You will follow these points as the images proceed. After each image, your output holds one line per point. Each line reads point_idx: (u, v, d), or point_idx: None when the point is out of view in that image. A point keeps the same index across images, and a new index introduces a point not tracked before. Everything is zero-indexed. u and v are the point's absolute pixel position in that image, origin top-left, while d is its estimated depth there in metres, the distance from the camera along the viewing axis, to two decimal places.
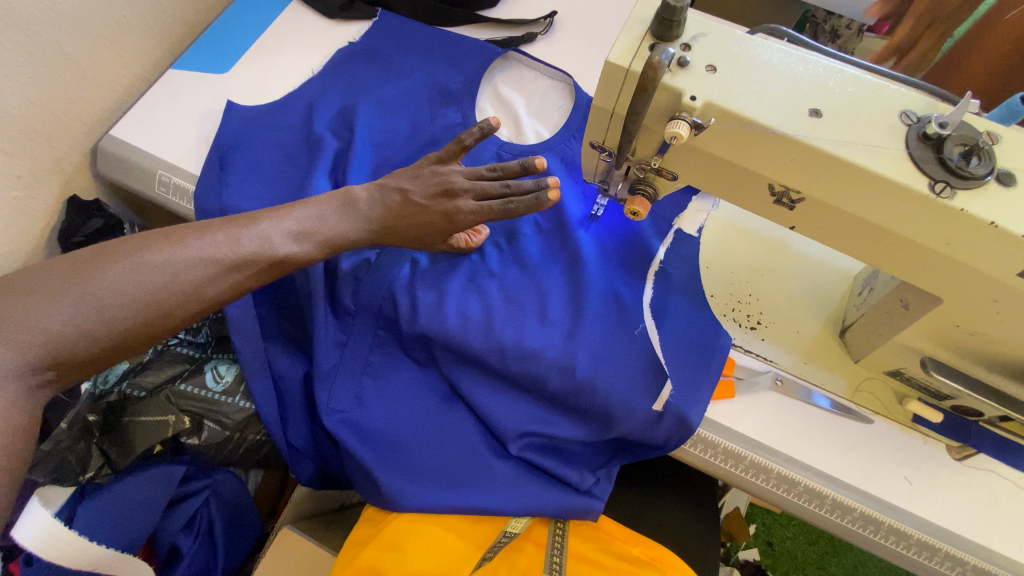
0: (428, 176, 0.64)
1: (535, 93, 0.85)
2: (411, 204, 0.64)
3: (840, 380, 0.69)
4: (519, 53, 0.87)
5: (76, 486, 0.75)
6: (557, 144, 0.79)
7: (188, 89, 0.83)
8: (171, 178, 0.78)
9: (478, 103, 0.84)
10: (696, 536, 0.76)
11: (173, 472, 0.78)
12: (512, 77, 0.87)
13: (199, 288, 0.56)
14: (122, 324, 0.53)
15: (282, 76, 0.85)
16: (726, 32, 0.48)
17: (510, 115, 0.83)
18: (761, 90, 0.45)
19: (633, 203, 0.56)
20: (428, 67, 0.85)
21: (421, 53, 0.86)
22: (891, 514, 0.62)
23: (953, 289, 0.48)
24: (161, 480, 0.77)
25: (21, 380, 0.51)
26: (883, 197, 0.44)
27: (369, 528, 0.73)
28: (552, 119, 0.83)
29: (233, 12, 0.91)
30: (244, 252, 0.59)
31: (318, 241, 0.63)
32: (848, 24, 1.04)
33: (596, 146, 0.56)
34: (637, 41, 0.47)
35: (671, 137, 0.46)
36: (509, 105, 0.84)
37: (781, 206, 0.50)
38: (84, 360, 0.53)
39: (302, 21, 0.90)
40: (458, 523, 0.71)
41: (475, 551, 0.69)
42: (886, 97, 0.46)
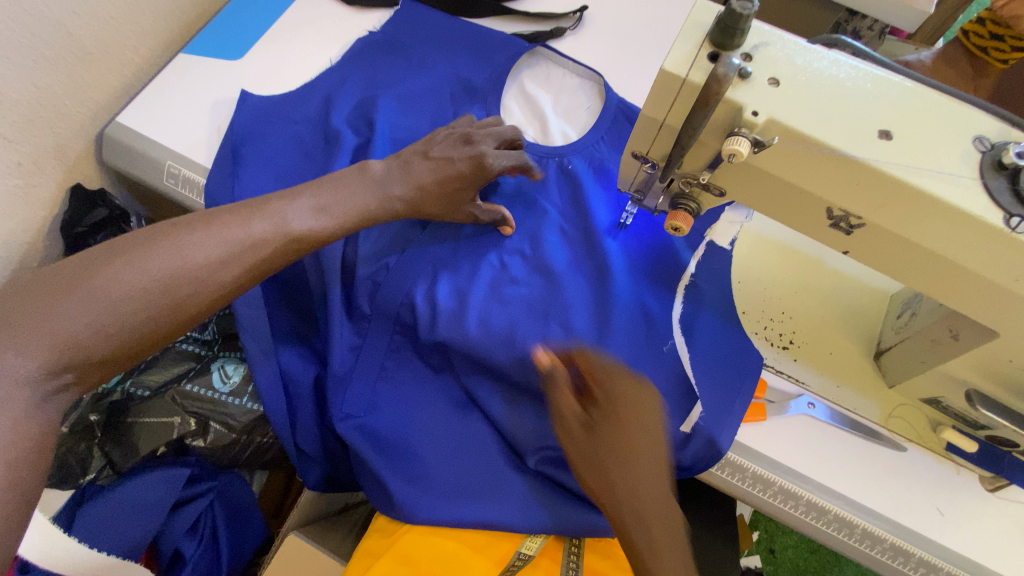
0: (441, 138, 0.68)
1: (563, 92, 0.82)
2: (434, 163, 0.66)
3: (873, 405, 0.67)
4: (547, 48, 0.83)
5: (75, 491, 0.72)
6: (586, 147, 0.76)
7: (200, 75, 0.79)
8: (180, 169, 0.74)
9: (503, 100, 0.80)
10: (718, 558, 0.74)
11: (175, 475, 0.75)
12: (539, 74, 0.83)
13: (215, 272, 0.53)
14: (139, 316, 0.50)
15: (299, 65, 0.81)
16: (790, 42, 0.45)
17: (536, 113, 0.80)
18: (827, 108, 0.42)
19: (676, 219, 0.54)
20: (452, 61, 0.81)
21: (444, 45, 0.83)
22: (924, 547, 0.60)
23: (1013, 324, 0.46)
24: (162, 484, 0.74)
25: (34, 387, 0.47)
26: (953, 227, 0.42)
27: (380, 539, 0.71)
28: (580, 120, 0.80)
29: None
30: (258, 232, 0.56)
31: (336, 216, 0.61)
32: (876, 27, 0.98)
33: (638, 156, 0.52)
34: (695, 49, 0.44)
35: (729, 155, 0.43)
36: (536, 105, 0.80)
37: (836, 230, 0.47)
38: (103, 358, 0.50)
39: (321, 7, 0.86)
40: (475, 539, 0.69)
41: (494, 568, 0.67)
42: (960, 119, 0.43)
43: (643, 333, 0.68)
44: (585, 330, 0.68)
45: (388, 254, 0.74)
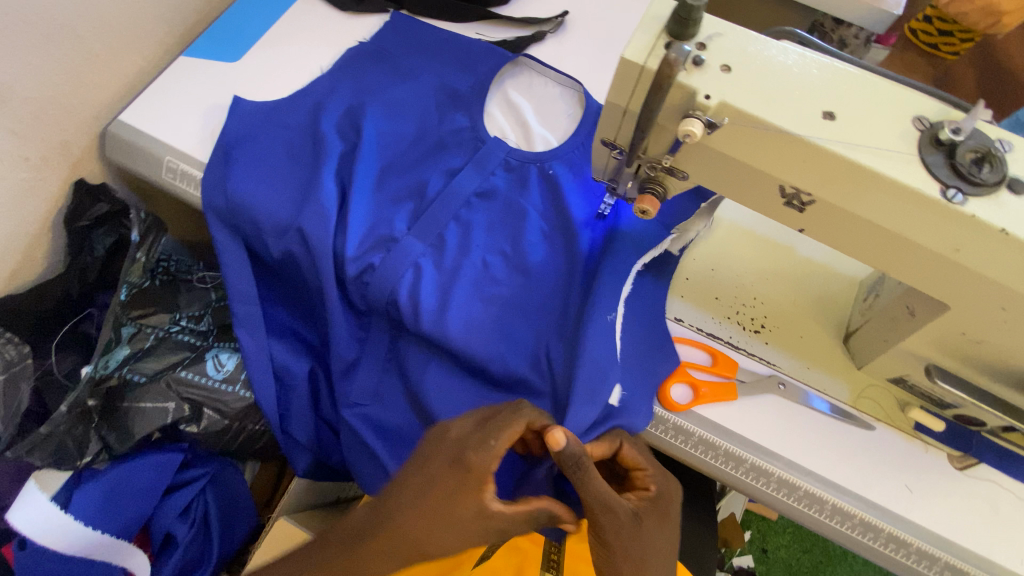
0: None
1: (543, 101, 0.85)
2: None
3: (843, 386, 0.69)
4: (529, 59, 0.86)
5: (72, 472, 0.74)
6: (566, 152, 0.78)
7: (200, 76, 0.83)
8: (179, 164, 0.78)
9: (486, 108, 0.83)
10: (694, 537, 0.76)
11: (171, 459, 0.78)
12: (521, 83, 0.86)
13: None
14: None
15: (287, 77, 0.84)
16: (742, 32, 0.48)
17: (518, 121, 0.82)
18: (776, 91, 0.46)
19: (644, 202, 0.56)
20: (439, 62, 0.86)
21: (433, 48, 0.87)
22: (892, 522, 0.62)
23: (961, 294, 0.48)
24: (158, 467, 0.78)
25: None
26: (895, 201, 0.44)
27: None
28: (561, 128, 0.82)
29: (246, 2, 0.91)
30: None
31: None
32: (856, 34, 1.04)
33: (607, 143, 0.55)
34: (653, 39, 0.47)
35: (685, 136, 0.47)
36: (517, 111, 0.83)
37: (791, 208, 0.50)
38: None
39: (315, 13, 0.91)
40: None
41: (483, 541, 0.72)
42: (901, 100, 0.46)
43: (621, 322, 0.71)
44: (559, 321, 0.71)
45: (377, 247, 0.75)
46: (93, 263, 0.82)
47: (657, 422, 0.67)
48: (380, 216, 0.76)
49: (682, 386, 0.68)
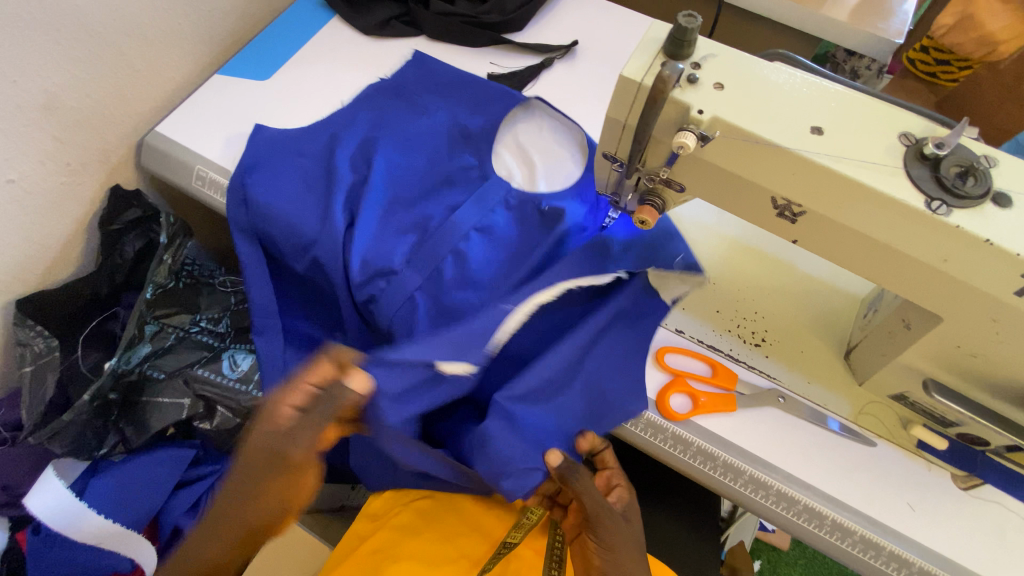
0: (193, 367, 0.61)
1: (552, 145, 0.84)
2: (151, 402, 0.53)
3: (844, 401, 0.69)
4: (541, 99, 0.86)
5: (89, 462, 0.77)
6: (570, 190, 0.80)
7: (232, 93, 0.89)
8: (207, 173, 0.83)
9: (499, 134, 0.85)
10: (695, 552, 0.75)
11: (184, 455, 0.81)
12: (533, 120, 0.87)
13: None
14: None
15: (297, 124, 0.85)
16: (736, 54, 0.51)
17: (524, 161, 0.83)
18: (767, 108, 0.48)
19: (642, 212, 0.58)
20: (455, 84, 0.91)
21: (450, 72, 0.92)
22: (894, 540, 0.61)
23: (953, 306, 0.49)
24: (171, 462, 0.80)
25: None
26: (883, 211, 0.46)
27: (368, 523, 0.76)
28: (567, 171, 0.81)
29: (277, 27, 0.97)
30: None
31: None
32: (868, 65, 1.07)
33: (608, 156, 0.58)
34: (650, 58, 0.51)
35: (678, 147, 0.49)
36: (523, 159, 0.83)
37: (783, 219, 0.52)
38: None
39: (341, 37, 0.96)
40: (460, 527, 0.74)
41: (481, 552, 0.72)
42: (888, 117, 0.48)
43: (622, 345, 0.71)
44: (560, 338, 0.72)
45: (378, 270, 0.77)
46: (124, 264, 0.87)
47: (657, 431, 0.68)
48: (382, 242, 0.78)
49: (680, 396, 0.69)
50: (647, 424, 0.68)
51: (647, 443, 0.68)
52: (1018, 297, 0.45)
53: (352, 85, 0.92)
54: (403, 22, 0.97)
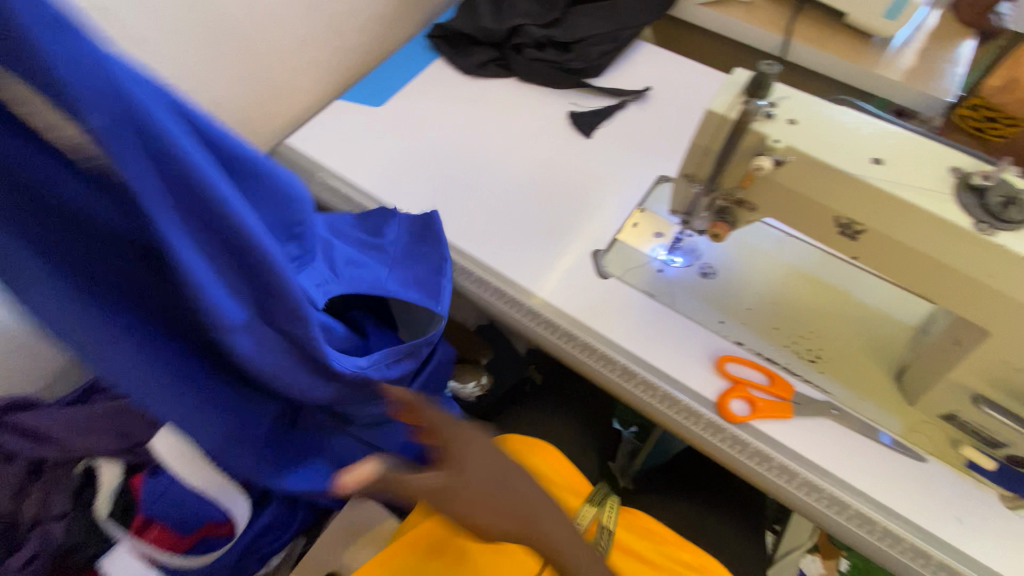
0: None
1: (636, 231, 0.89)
2: None
3: (895, 419, 0.74)
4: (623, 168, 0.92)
5: None
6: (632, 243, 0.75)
7: (350, 115, 1.05)
8: (326, 179, 0.97)
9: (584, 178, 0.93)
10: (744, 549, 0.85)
11: None
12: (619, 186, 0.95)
13: None
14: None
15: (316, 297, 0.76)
16: (807, 97, 0.61)
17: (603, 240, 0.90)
18: (835, 141, 0.57)
19: (716, 227, 0.70)
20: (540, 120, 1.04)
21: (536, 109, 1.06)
22: (943, 550, 0.64)
23: (1000, 321, 0.55)
24: None
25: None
26: (935, 230, 0.54)
27: None
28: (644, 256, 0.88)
29: (389, 63, 1.14)
30: None
31: None
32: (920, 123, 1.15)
33: (688, 178, 0.68)
34: (733, 97, 0.61)
35: (756, 169, 0.59)
36: (622, 221, 0.92)
37: (845, 237, 0.60)
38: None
39: (442, 74, 1.12)
40: None
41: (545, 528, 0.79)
42: (941, 155, 0.56)
43: (686, 346, 0.80)
44: (627, 337, 0.81)
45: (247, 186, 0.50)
46: None
47: (716, 431, 0.74)
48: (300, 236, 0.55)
49: (738, 400, 0.75)
50: (708, 424, 0.74)
51: (699, 438, 0.74)
52: None
53: (450, 113, 1.06)
54: (498, 65, 1.12)
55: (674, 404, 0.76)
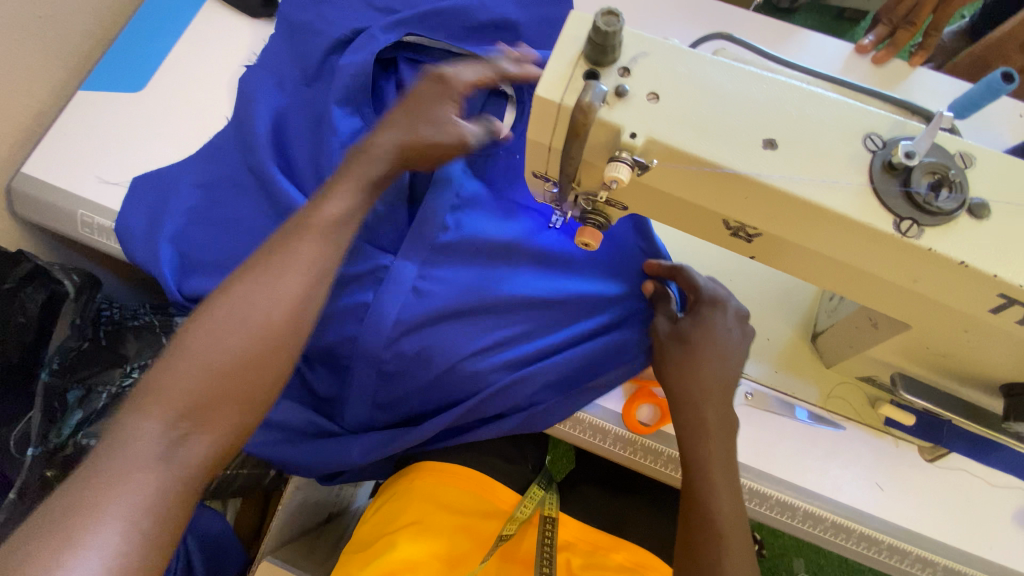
0: None
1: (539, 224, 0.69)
2: None
3: (812, 387, 0.67)
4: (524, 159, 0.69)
5: None
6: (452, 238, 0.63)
7: (107, 112, 0.79)
8: (93, 218, 0.74)
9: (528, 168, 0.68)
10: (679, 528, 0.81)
11: None
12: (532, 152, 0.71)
13: None
14: None
15: (141, 444, 0.44)
16: (671, 48, 0.42)
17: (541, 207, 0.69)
18: (710, 120, 0.41)
19: (584, 234, 0.51)
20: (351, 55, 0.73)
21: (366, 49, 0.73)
22: (863, 523, 0.62)
23: (922, 318, 0.45)
24: None
25: None
26: (848, 235, 0.40)
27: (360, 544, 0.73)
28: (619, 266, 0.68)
29: (131, 37, 0.84)
30: None
31: None
32: None
33: (539, 176, 0.50)
34: (570, 67, 0.42)
35: (612, 181, 0.41)
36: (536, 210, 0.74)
37: (737, 238, 0.46)
38: None
39: (220, 35, 0.84)
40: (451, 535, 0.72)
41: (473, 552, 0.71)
42: (850, 117, 0.41)
43: None
44: None
45: (518, 310, 0.64)
46: (29, 322, 0.74)
47: (626, 444, 0.66)
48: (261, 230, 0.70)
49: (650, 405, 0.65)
50: (617, 438, 0.66)
51: (637, 462, 0.66)
52: (993, 314, 0.40)
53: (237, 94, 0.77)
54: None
55: (627, 443, 0.66)
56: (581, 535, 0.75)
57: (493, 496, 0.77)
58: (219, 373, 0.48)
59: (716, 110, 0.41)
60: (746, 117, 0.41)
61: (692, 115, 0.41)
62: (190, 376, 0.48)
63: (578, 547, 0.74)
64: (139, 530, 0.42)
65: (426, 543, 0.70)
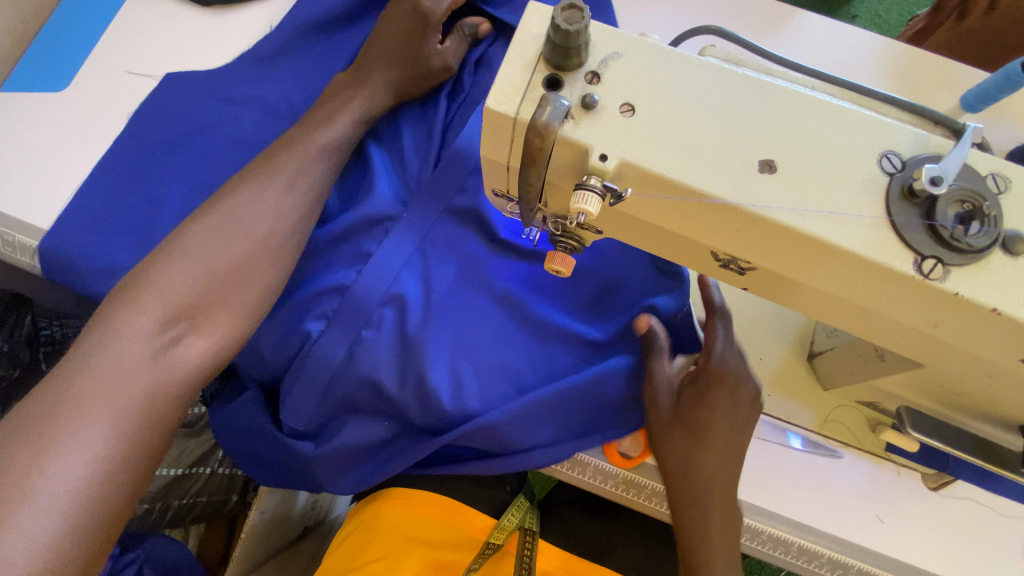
0: None
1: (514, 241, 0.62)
2: None
3: (808, 411, 0.62)
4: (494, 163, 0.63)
5: None
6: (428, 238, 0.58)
7: (24, 113, 0.70)
8: (12, 234, 0.66)
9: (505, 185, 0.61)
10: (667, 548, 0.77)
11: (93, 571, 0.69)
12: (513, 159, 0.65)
13: None
14: None
15: (129, 344, 0.43)
16: (650, 47, 0.35)
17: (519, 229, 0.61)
18: (696, 137, 0.34)
19: (554, 262, 0.44)
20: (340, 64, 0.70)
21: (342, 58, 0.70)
22: (861, 560, 0.58)
23: (939, 360, 0.39)
24: None
25: None
26: (859, 275, 0.34)
27: None
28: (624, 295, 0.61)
29: (51, 26, 0.74)
30: None
31: None
32: None
33: (500, 195, 0.43)
34: (527, 73, 0.34)
35: (578, 212, 0.34)
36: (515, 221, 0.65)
37: (728, 270, 0.39)
38: None
39: (152, 24, 0.75)
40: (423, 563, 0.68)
41: None
42: (863, 131, 0.34)
43: None
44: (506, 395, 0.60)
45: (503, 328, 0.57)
46: None
47: (606, 477, 0.61)
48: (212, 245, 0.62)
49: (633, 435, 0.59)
50: (597, 472, 0.60)
51: (618, 495, 0.61)
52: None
53: (186, 100, 0.70)
54: None
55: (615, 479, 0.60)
56: (561, 562, 0.70)
57: (466, 525, 0.72)
58: (217, 277, 0.49)
59: (705, 125, 0.34)
60: (741, 131, 0.34)
61: (675, 131, 0.34)
62: (121, 342, 0.43)
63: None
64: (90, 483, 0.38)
65: None
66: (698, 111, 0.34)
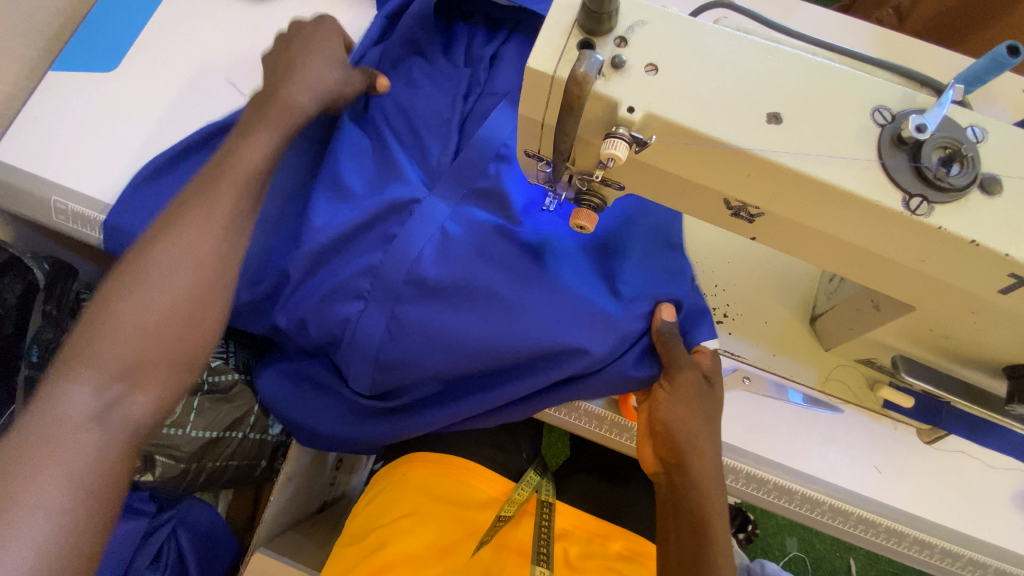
0: None
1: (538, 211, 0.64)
2: None
3: (810, 370, 0.66)
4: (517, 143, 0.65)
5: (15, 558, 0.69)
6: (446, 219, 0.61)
7: (78, 94, 0.75)
8: (67, 205, 0.70)
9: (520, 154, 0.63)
10: None
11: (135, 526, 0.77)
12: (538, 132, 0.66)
13: None
14: None
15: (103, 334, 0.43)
16: (670, 16, 0.40)
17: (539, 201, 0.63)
18: (712, 93, 0.38)
19: (578, 217, 0.48)
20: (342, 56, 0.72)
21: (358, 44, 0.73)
22: (861, 507, 0.62)
23: (928, 299, 0.43)
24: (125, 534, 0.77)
25: None
26: (855, 214, 0.38)
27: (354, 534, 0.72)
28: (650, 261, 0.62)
29: (100, 14, 0.80)
30: None
31: None
32: None
33: (532, 155, 0.48)
34: (563, 37, 0.39)
35: (608, 158, 0.39)
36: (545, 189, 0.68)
37: (738, 219, 0.44)
38: None
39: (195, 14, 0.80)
40: (447, 516, 0.72)
41: (470, 536, 0.71)
42: (858, 88, 0.39)
43: None
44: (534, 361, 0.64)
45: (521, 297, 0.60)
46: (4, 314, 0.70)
47: (622, 430, 0.65)
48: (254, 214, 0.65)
49: None
50: (613, 425, 0.65)
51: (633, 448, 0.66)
52: (1002, 295, 0.39)
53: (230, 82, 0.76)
54: None
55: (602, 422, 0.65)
56: (580, 521, 0.74)
57: (485, 485, 0.76)
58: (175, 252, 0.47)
59: (719, 82, 0.39)
60: (752, 87, 0.39)
61: (693, 88, 0.38)
62: (113, 338, 0.43)
63: (576, 534, 0.73)
64: (82, 496, 0.38)
65: (422, 533, 0.69)
66: (714, 70, 0.39)
